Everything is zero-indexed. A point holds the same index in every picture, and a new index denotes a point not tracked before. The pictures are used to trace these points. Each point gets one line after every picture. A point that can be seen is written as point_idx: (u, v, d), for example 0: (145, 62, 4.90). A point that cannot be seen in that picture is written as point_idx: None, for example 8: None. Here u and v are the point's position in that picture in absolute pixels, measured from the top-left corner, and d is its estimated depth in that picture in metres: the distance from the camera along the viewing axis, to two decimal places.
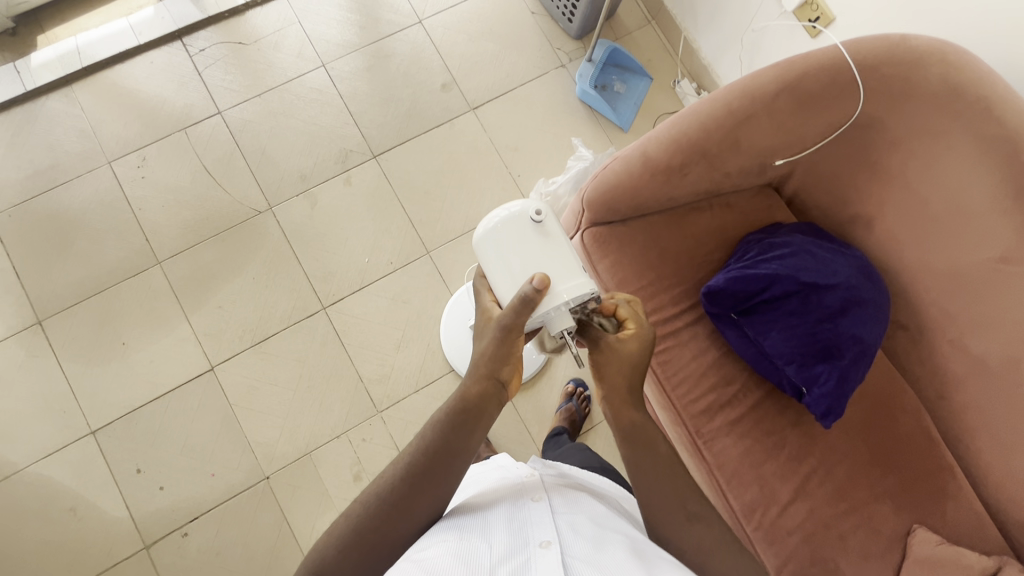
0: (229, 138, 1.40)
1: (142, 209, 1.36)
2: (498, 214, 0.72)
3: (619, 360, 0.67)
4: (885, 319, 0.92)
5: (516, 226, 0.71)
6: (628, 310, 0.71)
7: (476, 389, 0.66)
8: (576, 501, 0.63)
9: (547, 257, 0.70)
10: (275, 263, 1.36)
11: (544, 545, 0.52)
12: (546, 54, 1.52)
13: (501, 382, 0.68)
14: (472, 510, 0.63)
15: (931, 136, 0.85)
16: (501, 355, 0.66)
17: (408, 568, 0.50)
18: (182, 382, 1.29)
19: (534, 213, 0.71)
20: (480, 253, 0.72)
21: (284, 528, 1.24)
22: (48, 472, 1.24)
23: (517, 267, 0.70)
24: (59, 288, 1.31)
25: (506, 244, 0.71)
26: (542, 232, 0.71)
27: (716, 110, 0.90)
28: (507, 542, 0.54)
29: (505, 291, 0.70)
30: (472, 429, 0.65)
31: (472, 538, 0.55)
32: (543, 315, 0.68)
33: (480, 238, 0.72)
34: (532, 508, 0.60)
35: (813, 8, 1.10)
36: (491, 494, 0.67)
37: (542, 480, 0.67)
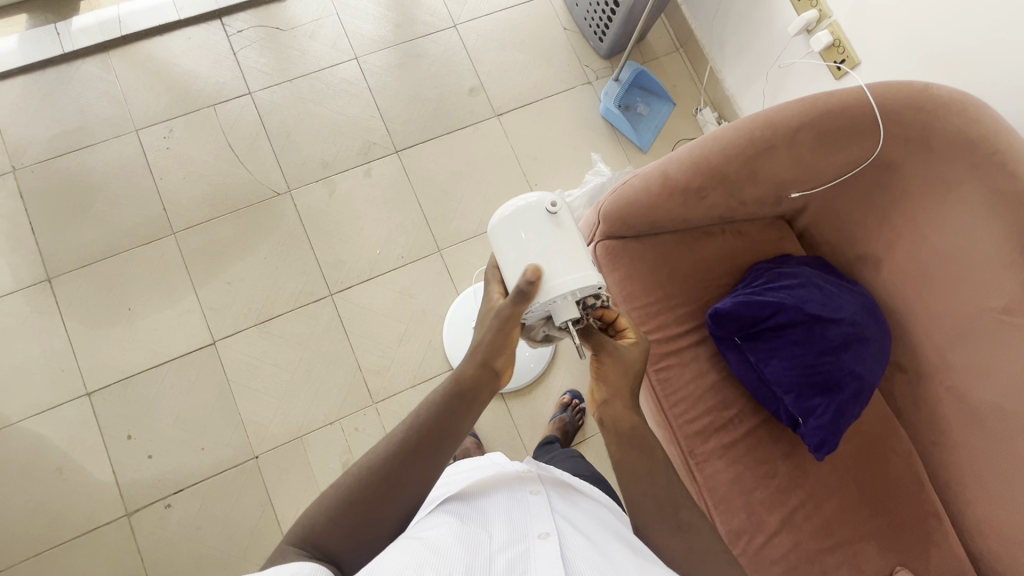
0: (256, 119, 1.43)
1: (163, 178, 1.38)
2: (513, 205, 0.72)
3: (617, 356, 0.71)
4: (885, 358, 0.93)
5: (531, 215, 0.71)
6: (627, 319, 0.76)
7: (472, 373, 0.67)
8: (573, 501, 0.64)
9: (559, 245, 0.71)
10: (287, 245, 1.37)
11: (543, 536, 0.52)
12: (574, 70, 1.55)
13: (494, 370, 0.69)
14: (468, 496, 0.63)
15: (946, 184, 0.87)
16: (497, 344, 0.68)
17: (411, 545, 0.51)
18: (182, 353, 1.30)
19: (549, 204, 0.72)
20: (495, 242, 0.73)
21: (267, 510, 1.24)
22: (39, 429, 1.24)
23: (527, 258, 0.70)
24: (73, 248, 1.32)
25: (519, 233, 0.71)
26: (556, 223, 0.72)
27: (739, 138, 0.92)
28: (507, 530, 0.54)
29: (514, 280, 0.71)
30: (466, 412, 0.66)
31: (472, 525, 0.55)
32: (546, 304, 0.68)
33: (495, 227, 0.73)
34: (531, 501, 0.60)
35: (840, 50, 1.13)
36: (488, 481, 0.67)
37: (539, 475, 0.68)
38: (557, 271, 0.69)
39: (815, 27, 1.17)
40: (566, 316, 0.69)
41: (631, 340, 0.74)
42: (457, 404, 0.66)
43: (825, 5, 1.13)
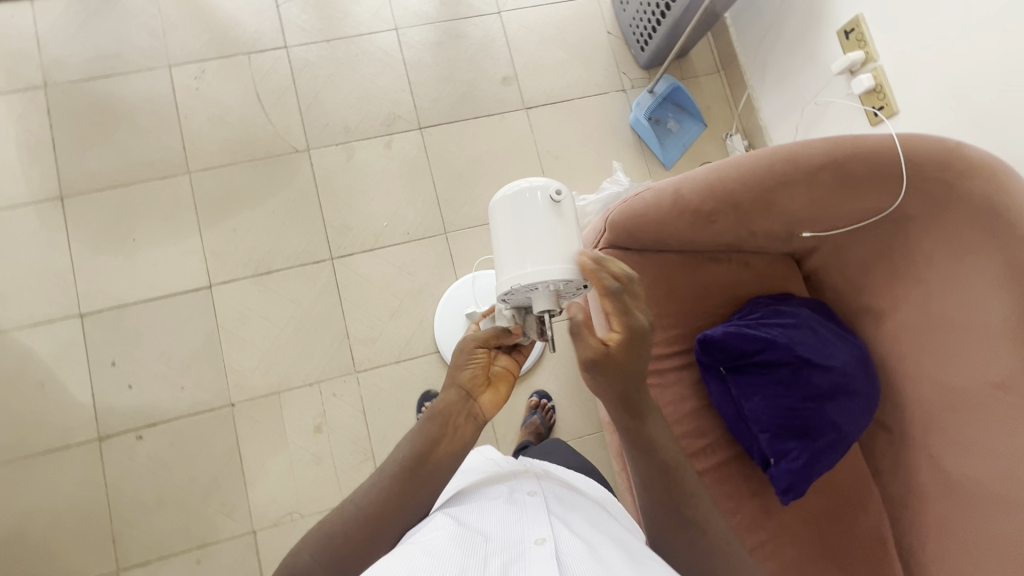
0: (287, 74, 1.43)
1: (187, 118, 1.39)
2: (517, 185, 0.66)
3: (594, 367, 0.62)
4: (869, 413, 0.91)
5: (530, 199, 0.65)
6: (626, 300, 0.61)
7: (446, 399, 0.64)
8: (572, 504, 0.63)
9: (554, 237, 0.64)
10: (297, 203, 1.38)
11: (539, 540, 0.52)
12: (610, 75, 1.53)
13: (467, 391, 0.65)
14: (465, 501, 0.63)
15: (961, 248, 0.84)
16: (461, 365, 0.66)
17: (405, 558, 0.50)
18: (177, 292, 1.31)
19: (553, 191, 0.65)
20: (491, 218, 0.67)
21: (234, 459, 1.25)
22: (27, 341, 1.26)
23: (522, 238, 0.64)
24: (89, 172, 1.34)
25: (517, 218, 0.65)
26: (556, 215, 0.65)
27: (758, 167, 0.90)
28: (502, 535, 0.54)
29: (501, 255, 0.65)
30: (442, 440, 0.63)
31: (468, 531, 0.55)
32: (526, 287, 0.64)
33: (496, 202, 0.67)
34: (530, 505, 0.59)
35: (879, 96, 1.10)
36: (486, 484, 0.67)
37: (537, 478, 0.68)
38: (547, 257, 0.63)
39: (859, 68, 1.14)
40: (544, 306, 0.65)
41: (616, 338, 0.62)
42: (434, 436, 0.63)
43: (872, 48, 1.10)
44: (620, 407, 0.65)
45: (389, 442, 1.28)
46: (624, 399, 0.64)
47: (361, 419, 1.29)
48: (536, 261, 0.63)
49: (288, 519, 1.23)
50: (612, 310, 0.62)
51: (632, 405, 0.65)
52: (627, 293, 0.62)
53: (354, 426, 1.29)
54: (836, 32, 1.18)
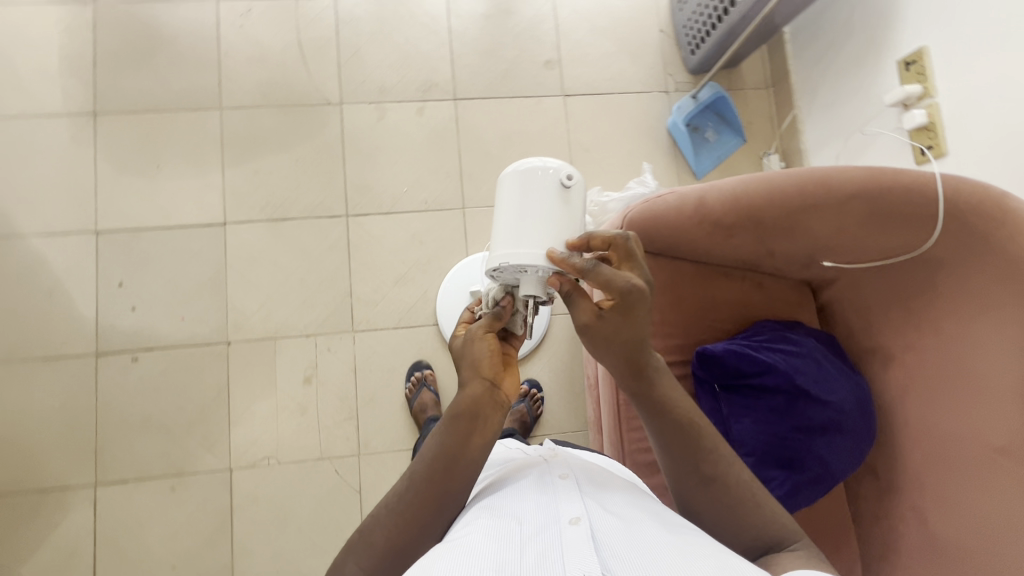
0: (332, 25, 1.42)
1: (227, 54, 1.39)
2: (530, 162, 0.64)
3: (593, 334, 0.61)
4: (860, 455, 0.89)
5: (540, 180, 0.63)
6: (605, 274, 0.57)
7: (469, 394, 0.59)
8: (602, 480, 0.63)
9: (555, 224, 0.62)
10: (322, 155, 1.37)
11: (573, 521, 0.52)
12: (656, 75, 1.49)
13: (490, 381, 0.60)
14: (497, 490, 0.62)
15: (985, 302, 0.81)
16: (477, 356, 0.60)
17: (444, 553, 0.49)
18: (192, 224, 1.32)
19: (565, 176, 0.63)
20: (498, 192, 0.66)
21: (222, 396, 1.27)
22: (42, 249, 1.28)
23: (524, 217, 0.62)
24: (125, 93, 1.35)
25: (523, 196, 0.63)
26: (563, 201, 0.63)
27: (788, 187, 0.87)
28: (537, 518, 0.54)
29: (499, 231, 0.63)
30: (468, 436, 0.59)
31: (503, 520, 0.54)
32: (516, 268, 0.61)
33: (505, 175, 0.65)
34: (560, 487, 0.59)
35: (930, 135, 1.05)
36: (515, 472, 0.66)
37: (565, 460, 0.67)
38: (544, 241, 0.61)
39: (914, 103, 1.09)
40: (530, 291, 0.62)
41: (608, 306, 0.59)
42: (460, 433, 0.59)
43: (932, 83, 1.05)
44: (625, 368, 0.62)
45: (375, 404, 1.29)
46: (628, 360, 0.61)
47: (351, 378, 1.30)
48: (533, 244, 0.61)
49: (265, 463, 1.25)
50: (598, 288, 0.59)
51: (636, 365, 0.62)
52: (604, 267, 0.58)
53: (343, 384, 1.29)
54: (896, 62, 1.13)
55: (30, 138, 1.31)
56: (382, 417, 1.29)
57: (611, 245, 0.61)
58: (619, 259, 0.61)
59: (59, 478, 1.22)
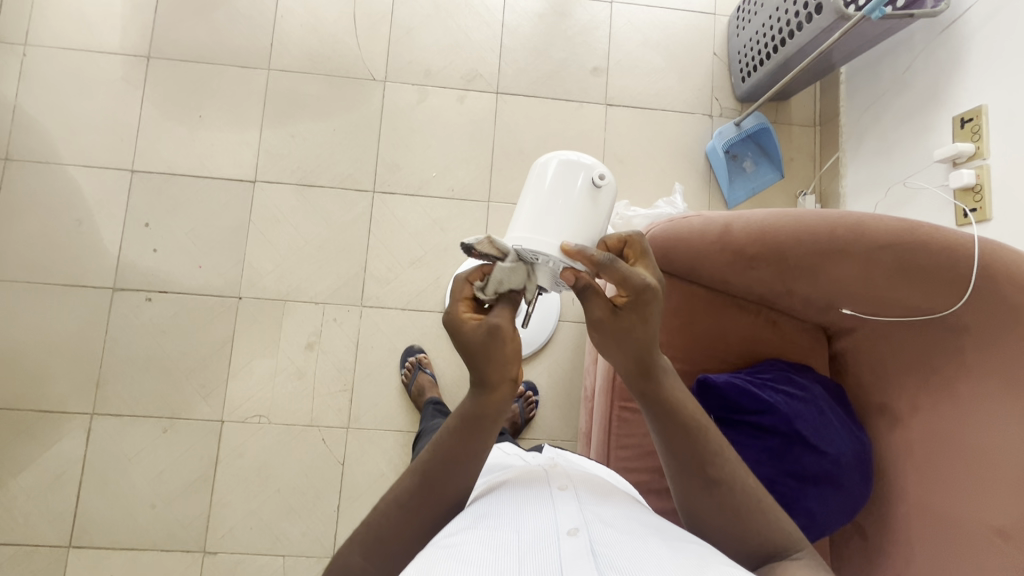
0: (389, 2, 1.43)
1: (283, 16, 1.41)
2: (566, 155, 0.63)
3: (608, 334, 0.57)
4: (852, 512, 0.86)
5: (572, 174, 0.62)
6: (623, 268, 0.55)
7: (490, 396, 0.56)
8: (604, 494, 0.63)
9: (577, 219, 0.61)
10: (358, 129, 1.39)
11: (572, 532, 0.51)
12: (702, 97, 1.47)
13: (510, 383, 0.56)
14: (494, 497, 0.61)
15: (1008, 377, 0.77)
16: (503, 357, 0.54)
17: (440, 554, 0.48)
18: (224, 177, 1.35)
19: (597, 175, 0.62)
20: (528, 177, 0.65)
21: (225, 348, 1.29)
22: (79, 180, 1.32)
23: (548, 206, 0.61)
24: (180, 41, 1.38)
25: (552, 186, 0.62)
26: (590, 199, 0.62)
27: (816, 227, 0.84)
28: (535, 526, 0.53)
29: (520, 214, 0.62)
30: (479, 436, 0.58)
31: (500, 527, 0.53)
32: (530, 255, 0.60)
33: (541, 162, 0.64)
34: (560, 498, 0.59)
35: (976, 196, 1.02)
36: (513, 479, 0.66)
37: (562, 472, 0.67)
38: (562, 233, 0.60)
39: (964, 162, 1.06)
40: (540, 281, 0.61)
41: (623, 302, 0.56)
42: (471, 435, 0.57)
43: (985, 144, 1.01)
44: (634, 367, 0.59)
45: (371, 381, 1.30)
46: (638, 359, 0.58)
47: (352, 351, 1.30)
48: (553, 233, 0.60)
49: (256, 420, 1.27)
50: (612, 284, 0.56)
51: (646, 365, 0.58)
52: (621, 262, 0.55)
53: (343, 356, 1.30)
54: (952, 117, 1.09)
55: (84, 71, 1.35)
56: (376, 394, 1.29)
57: (626, 243, 0.60)
58: (635, 258, 0.59)
59: (58, 402, 1.25)
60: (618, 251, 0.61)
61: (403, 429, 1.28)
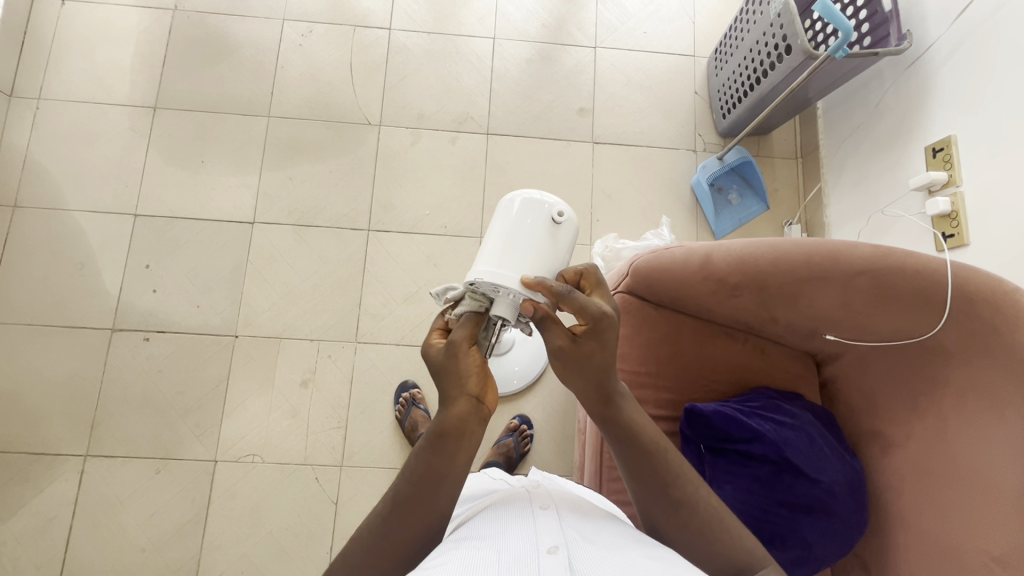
0: (384, 52, 1.51)
1: (283, 68, 1.48)
2: (528, 194, 0.65)
3: (567, 360, 0.59)
4: (849, 541, 0.84)
5: (533, 213, 0.64)
6: (579, 299, 0.58)
7: (457, 411, 0.57)
8: (586, 511, 0.63)
9: (538, 255, 0.63)
10: (354, 170, 1.44)
11: (551, 550, 0.52)
12: (686, 133, 1.53)
13: (475, 398, 0.58)
14: (477, 518, 0.61)
15: (991, 399, 0.77)
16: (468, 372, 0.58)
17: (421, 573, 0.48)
18: (223, 219, 1.39)
19: (556, 213, 0.64)
20: (493, 215, 0.66)
21: (221, 387, 1.30)
22: (83, 224, 1.37)
23: (513, 243, 0.63)
24: (185, 93, 1.46)
25: (515, 224, 0.64)
26: (551, 237, 0.64)
27: (793, 254, 0.86)
28: (516, 544, 0.54)
29: (486, 249, 0.63)
30: (448, 453, 0.57)
31: (482, 546, 0.54)
32: (492, 286, 0.61)
33: (507, 200, 0.66)
34: (541, 515, 0.59)
35: (952, 223, 1.04)
36: (496, 500, 0.66)
37: (545, 492, 0.67)
38: (521, 268, 0.62)
39: (939, 190, 1.09)
40: (500, 313, 0.62)
41: (581, 330, 0.59)
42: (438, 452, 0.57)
43: (957, 172, 1.04)
44: (595, 395, 0.61)
45: (365, 417, 1.30)
46: (598, 385, 0.60)
47: (346, 387, 1.31)
48: (516, 268, 0.62)
49: (249, 459, 1.26)
50: (571, 313, 0.59)
51: (605, 393, 0.61)
52: (577, 293, 0.59)
53: (338, 392, 1.31)
54: (925, 148, 1.13)
55: (92, 122, 1.42)
56: (370, 430, 1.29)
57: (581, 275, 0.63)
58: (591, 289, 0.62)
59: (52, 444, 1.25)
60: (574, 283, 0.64)
61: (397, 466, 1.27)
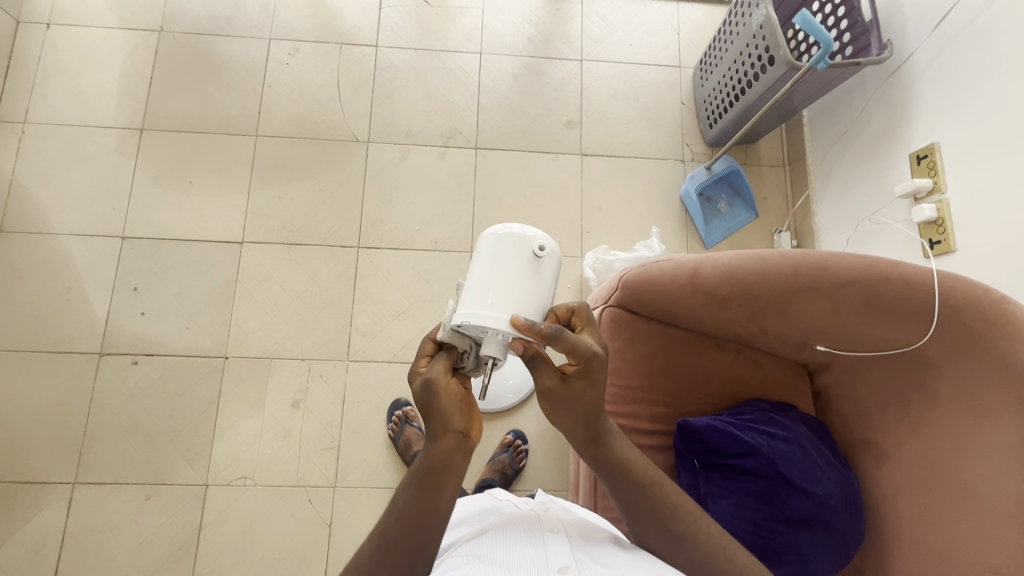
0: (371, 69, 1.51)
1: (270, 87, 1.48)
2: (510, 228, 0.65)
3: (559, 401, 0.60)
4: (847, 555, 0.83)
5: (515, 249, 0.63)
6: (570, 339, 0.58)
7: (443, 446, 0.59)
8: (595, 534, 0.62)
9: (521, 291, 0.62)
10: (343, 188, 1.44)
11: (562, 570, 0.52)
12: (674, 144, 1.53)
13: (460, 433, 0.60)
14: (480, 540, 0.60)
15: (982, 410, 0.77)
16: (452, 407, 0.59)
17: None
18: (212, 239, 1.38)
19: (537, 247, 0.64)
20: (476, 250, 0.66)
21: (211, 409, 1.28)
22: (70, 248, 1.36)
23: (494, 278, 0.62)
24: (172, 114, 1.45)
25: (496, 259, 0.63)
26: (533, 270, 0.63)
27: (782, 266, 0.86)
28: (524, 563, 0.53)
29: (468, 289, 0.63)
30: (440, 490, 0.58)
31: (490, 565, 0.53)
32: (479, 328, 0.61)
33: (486, 237, 0.66)
34: (551, 538, 0.59)
35: (939, 230, 1.04)
36: (500, 522, 0.65)
37: (551, 515, 0.66)
38: (506, 305, 0.61)
39: (924, 197, 1.10)
40: (489, 352, 0.61)
41: (572, 369, 0.60)
42: (427, 484, 0.58)
43: (942, 179, 1.05)
44: (584, 434, 0.63)
45: (358, 436, 1.28)
46: (586, 425, 0.62)
47: (339, 407, 1.30)
48: (503, 307, 0.61)
49: (241, 483, 1.24)
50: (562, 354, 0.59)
51: (593, 431, 0.63)
52: (567, 332, 0.58)
53: (330, 412, 1.29)
54: (909, 155, 1.14)
55: (78, 144, 1.42)
56: (363, 450, 1.28)
57: (573, 312, 0.64)
58: (581, 325, 0.64)
59: (39, 472, 1.23)
60: (566, 319, 0.65)
61: (390, 485, 1.26)
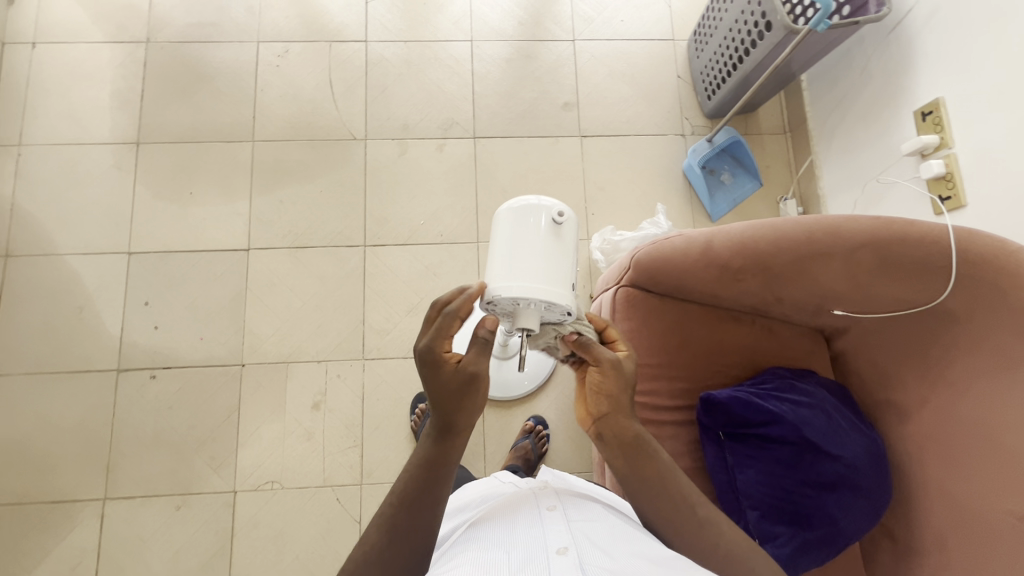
0: (363, 65, 1.50)
1: (262, 91, 1.47)
2: (524, 199, 0.65)
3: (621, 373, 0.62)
4: (874, 515, 0.84)
5: (533, 218, 0.63)
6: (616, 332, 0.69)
7: (452, 444, 0.61)
8: (595, 510, 0.63)
9: (546, 258, 0.62)
10: (343, 187, 1.43)
11: (561, 551, 0.52)
12: (673, 118, 1.52)
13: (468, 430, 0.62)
14: (483, 524, 0.61)
15: (1003, 362, 0.77)
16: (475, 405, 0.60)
17: None
18: (217, 248, 1.38)
19: (555, 213, 0.64)
20: (495, 226, 0.66)
21: (232, 416, 1.29)
22: (77, 267, 1.36)
23: (517, 251, 0.62)
24: (166, 125, 1.44)
25: (516, 231, 0.63)
26: (554, 237, 0.63)
27: (796, 234, 0.86)
28: (524, 547, 0.54)
29: (494, 262, 0.64)
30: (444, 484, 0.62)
31: (490, 553, 0.54)
32: (511, 300, 0.62)
33: (501, 212, 0.66)
34: (549, 516, 0.59)
35: (947, 185, 1.04)
36: (501, 504, 0.66)
37: (551, 492, 0.67)
38: (535, 274, 0.61)
39: (931, 153, 1.08)
40: (523, 323, 0.62)
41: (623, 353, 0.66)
42: (432, 480, 0.61)
43: (949, 134, 1.04)
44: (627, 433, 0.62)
45: (380, 432, 1.29)
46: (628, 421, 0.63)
47: (359, 405, 1.31)
48: (531, 277, 0.61)
49: (269, 486, 1.26)
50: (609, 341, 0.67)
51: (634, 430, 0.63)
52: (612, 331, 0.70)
53: (350, 411, 1.30)
54: (913, 112, 1.13)
55: (75, 163, 1.41)
56: (386, 446, 1.29)
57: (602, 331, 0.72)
58: None
59: (68, 491, 1.25)
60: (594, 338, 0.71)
61: None
